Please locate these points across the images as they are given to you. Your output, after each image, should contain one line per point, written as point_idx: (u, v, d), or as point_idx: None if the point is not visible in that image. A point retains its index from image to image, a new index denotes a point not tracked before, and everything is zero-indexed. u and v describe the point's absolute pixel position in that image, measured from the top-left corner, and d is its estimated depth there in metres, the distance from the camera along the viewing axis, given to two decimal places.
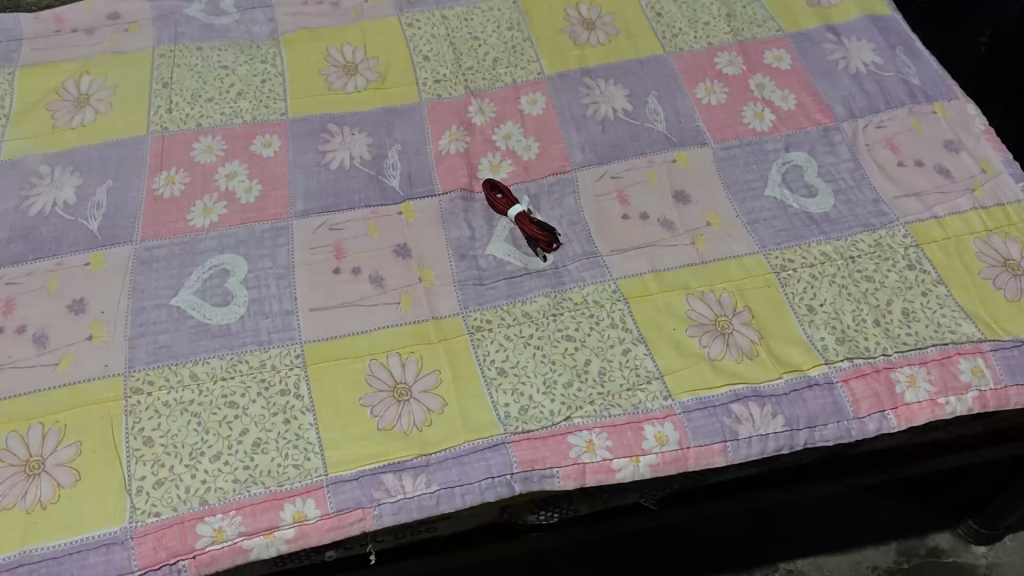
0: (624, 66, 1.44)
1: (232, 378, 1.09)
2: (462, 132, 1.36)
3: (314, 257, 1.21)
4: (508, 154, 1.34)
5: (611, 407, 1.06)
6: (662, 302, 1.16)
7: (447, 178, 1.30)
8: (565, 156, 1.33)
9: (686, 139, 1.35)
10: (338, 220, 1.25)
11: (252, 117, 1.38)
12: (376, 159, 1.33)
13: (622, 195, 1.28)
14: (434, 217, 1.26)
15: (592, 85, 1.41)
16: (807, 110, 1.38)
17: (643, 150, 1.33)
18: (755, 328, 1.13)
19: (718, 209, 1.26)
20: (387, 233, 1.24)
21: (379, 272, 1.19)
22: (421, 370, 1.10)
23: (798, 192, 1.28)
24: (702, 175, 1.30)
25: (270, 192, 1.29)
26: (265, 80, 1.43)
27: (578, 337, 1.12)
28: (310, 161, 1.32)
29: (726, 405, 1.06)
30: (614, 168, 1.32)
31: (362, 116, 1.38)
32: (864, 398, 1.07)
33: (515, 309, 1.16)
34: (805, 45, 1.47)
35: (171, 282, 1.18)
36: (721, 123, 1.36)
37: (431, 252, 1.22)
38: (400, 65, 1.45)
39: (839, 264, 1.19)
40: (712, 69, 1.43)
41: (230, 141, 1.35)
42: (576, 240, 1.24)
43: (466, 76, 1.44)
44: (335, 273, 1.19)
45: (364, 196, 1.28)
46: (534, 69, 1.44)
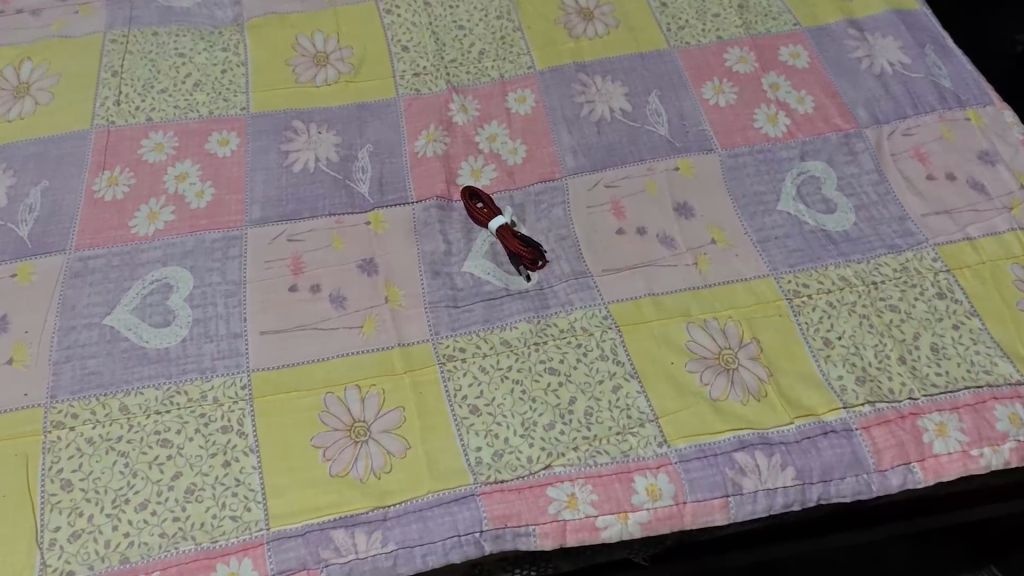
0: (624, 61, 1.30)
1: (168, 413, 0.96)
2: (441, 132, 1.22)
3: (269, 272, 1.08)
4: (491, 157, 1.20)
5: (598, 453, 0.93)
6: (659, 331, 1.02)
7: (423, 183, 1.17)
8: (555, 160, 1.19)
9: (690, 144, 1.21)
10: (298, 228, 1.12)
11: (209, 111, 1.24)
12: (345, 160, 1.19)
13: (618, 206, 1.15)
14: (406, 226, 1.12)
15: (588, 82, 1.28)
16: (825, 114, 1.24)
17: (642, 155, 1.20)
18: (764, 364, 1.00)
19: (725, 224, 1.12)
20: (352, 245, 1.10)
21: (341, 290, 1.06)
22: (383, 406, 0.96)
23: (815, 207, 1.14)
24: (708, 185, 1.16)
25: (224, 197, 1.15)
26: (226, 70, 1.29)
27: (563, 371, 0.99)
28: (270, 161, 1.19)
29: (730, 454, 0.93)
30: (610, 175, 1.18)
31: (332, 112, 1.25)
32: (887, 448, 0.94)
33: (493, 336, 1.02)
34: (825, 41, 1.33)
35: (106, 298, 1.05)
36: (730, 127, 1.23)
37: (401, 267, 1.08)
38: (376, 56, 1.31)
39: (859, 291, 1.06)
40: (722, 66, 1.29)
41: (183, 138, 1.21)
42: (564, 257, 1.10)
43: (448, 69, 1.30)
44: (292, 291, 1.06)
45: (329, 202, 1.15)
46: (523, 62, 1.30)
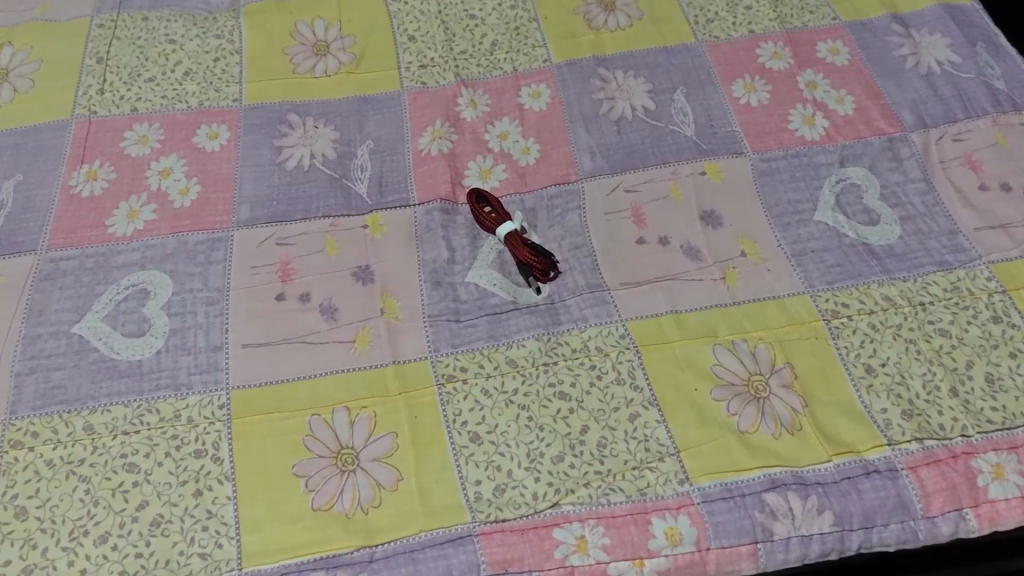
0: (647, 56, 1.20)
1: (136, 434, 0.87)
2: (447, 129, 1.13)
3: (255, 279, 0.98)
4: (501, 157, 1.11)
5: (611, 491, 0.83)
6: (682, 353, 0.92)
7: (426, 184, 1.07)
8: (570, 162, 1.10)
9: (719, 146, 1.11)
10: (289, 231, 1.03)
11: (198, 102, 1.15)
12: (342, 158, 1.10)
13: (639, 212, 1.05)
14: (406, 231, 1.03)
15: (608, 78, 1.18)
16: (867, 116, 1.14)
17: (666, 158, 1.10)
18: (799, 393, 0.90)
19: (757, 235, 1.02)
20: (346, 251, 1.01)
21: (333, 300, 0.97)
22: (374, 431, 0.87)
23: (855, 217, 1.04)
24: (738, 192, 1.06)
25: (210, 195, 1.06)
26: (219, 59, 1.20)
27: (574, 397, 0.89)
28: (262, 157, 1.10)
29: (759, 495, 0.83)
30: (630, 179, 1.08)
31: (330, 106, 1.15)
32: (936, 492, 0.84)
33: (498, 355, 0.93)
34: (867, 37, 1.23)
35: (77, 304, 0.96)
36: (762, 129, 1.12)
37: (399, 276, 0.99)
38: (380, 47, 1.22)
39: (905, 313, 0.95)
40: (754, 63, 1.19)
41: (169, 131, 1.12)
42: (579, 268, 1.00)
43: (458, 61, 1.21)
44: (279, 300, 0.97)
45: (324, 202, 1.05)
46: (539, 55, 1.21)
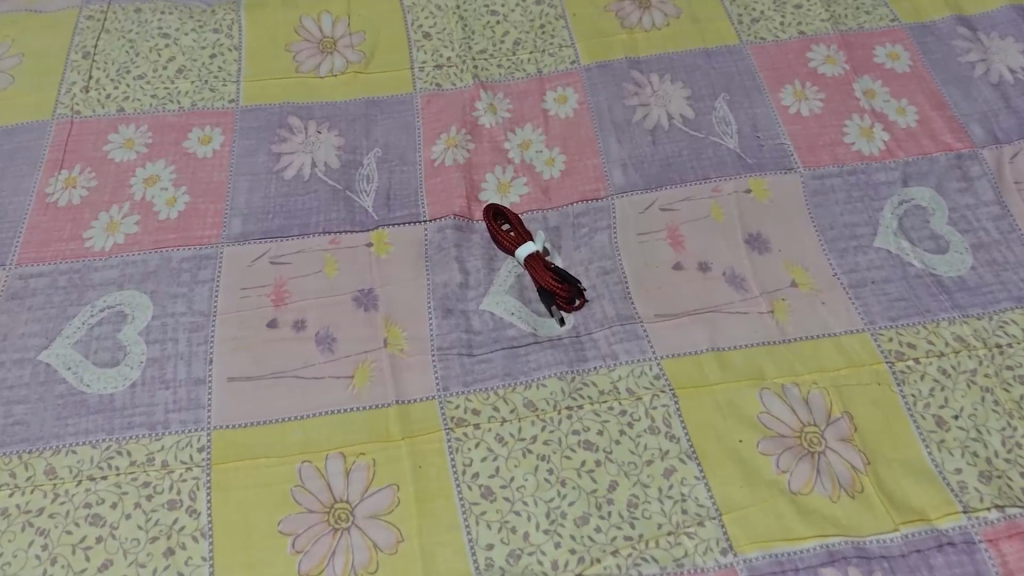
0: (686, 59, 1.09)
1: (103, 480, 0.77)
2: (464, 136, 1.02)
3: (245, 303, 0.88)
4: (523, 169, 0.99)
5: (642, 561, 0.72)
6: (725, 399, 0.81)
7: (438, 198, 0.97)
8: (599, 175, 0.98)
9: (765, 160, 0.99)
10: (285, 249, 0.92)
11: (192, 102, 1.05)
12: (346, 167, 0.99)
13: (676, 234, 0.93)
14: (415, 251, 0.92)
15: (642, 82, 1.07)
16: (932, 129, 1.02)
17: (706, 173, 0.98)
18: (859, 448, 0.78)
19: (809, 262, 0.91)
20: (347, 273, 0.90)
21: (331, 329, 0.86)
22: (372, 484, 0.76)
23: (921, 244, 0.92)
24: (788, 213, 0.95)
25: (200, 206, 0.96)
26: (216, 55, 1.10)
27: (600, 448, 0.78)
28: (258, 165, 0.99)
29: (814, 569, 0.71)
30: (666, 196, 0.97)
31: (335, 109, 1.05)
32: (1021, 569, 0.71)
33: (515, 397, 0.82)
34: (930, 41, 1.11)
35: (45, 327, 0.86)
36: (814, 141, 1.01)
37: (405, 302, 0.88)
38: (391, 45, 1.11)
39: (980, 357, 0.83)
40: (804, 67, 1.08)
41: (158, 134, 1.02)
42: (608, 296, 0.89)
43: (477, 61, 1.10)
44: (270, 328, 0.86)
45: (324, 216, 0.95)
46: (566, 55, 1.10)
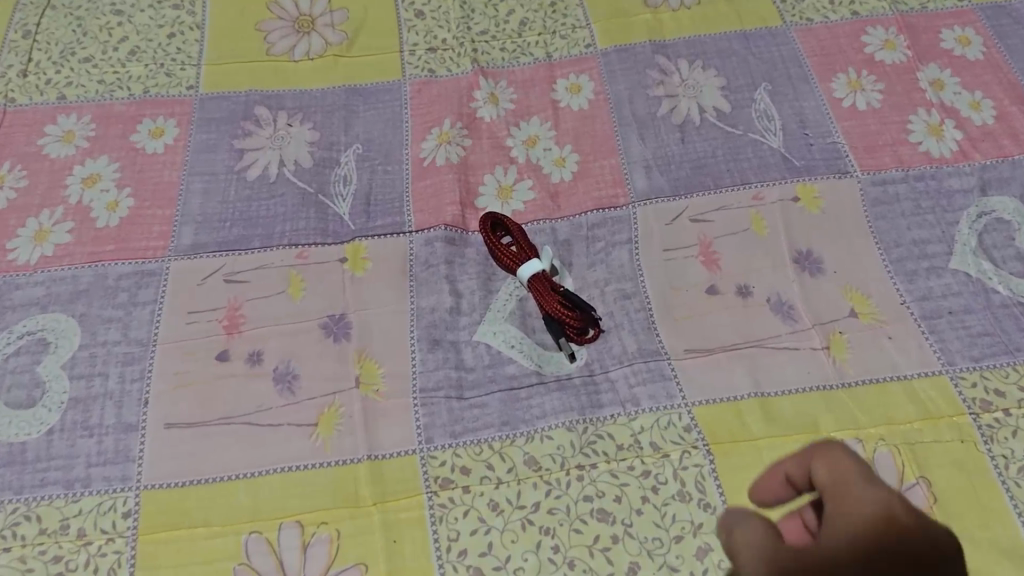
0: (720, 42, 0.94)
1: (4, 554, 0.62)
2: (459, 130, 0.87)
3: (191, 330, 0.73)
4: (528, 170, 0.84)
5: None
6: (772, 458, 0.66)
7: (428, 204, 0.82)
8: (618, 179, 0.83)
9: (815, 162, 0.84)
10: (242, 264, 0.77)
11: (144, 89, 0.90)
12: (320, 166, 0.84)
13: (709, 250, 0.78)
14: (397, 268, 0.77)
15: (669, 70, 0.91)
16: (1013, 127, 0.86)
17: (746, 177, 0.83)
18: (941, 523, 0.63)
19: (870, 287, 0.75)
20: (315, 294, 0.75)
21: (292, 363, 0.71)
22: (334, 562, 0.62)
23: (1006, 265, 0.76)
24: (843, 226, 0.79)
25: (145, 212, 0.81)
26: (175, 35, 0.95)
27: (617, 519, 0.64)
28: (216, 163, 0.84)
29: None
30: (697, 205, 0.81)
31: (311, 97, 0.90)
32: None
33: (514, 452, 0.67)
34: (1006, 24, 0.95)
35: None
36: (873, 140, 0.85)
37: (384, 331, 0.73)
38: (378, 24, 0.96)
39: None
40: (859, 53, 0.92)
41: (102, 126, 0.87)
42: (627, 326, 0.74)
43: (477, 43, 0.94)
44: (220, 361, 0.71)
45: (291, 225, 0.80)
46: (580, 38, 0.94)
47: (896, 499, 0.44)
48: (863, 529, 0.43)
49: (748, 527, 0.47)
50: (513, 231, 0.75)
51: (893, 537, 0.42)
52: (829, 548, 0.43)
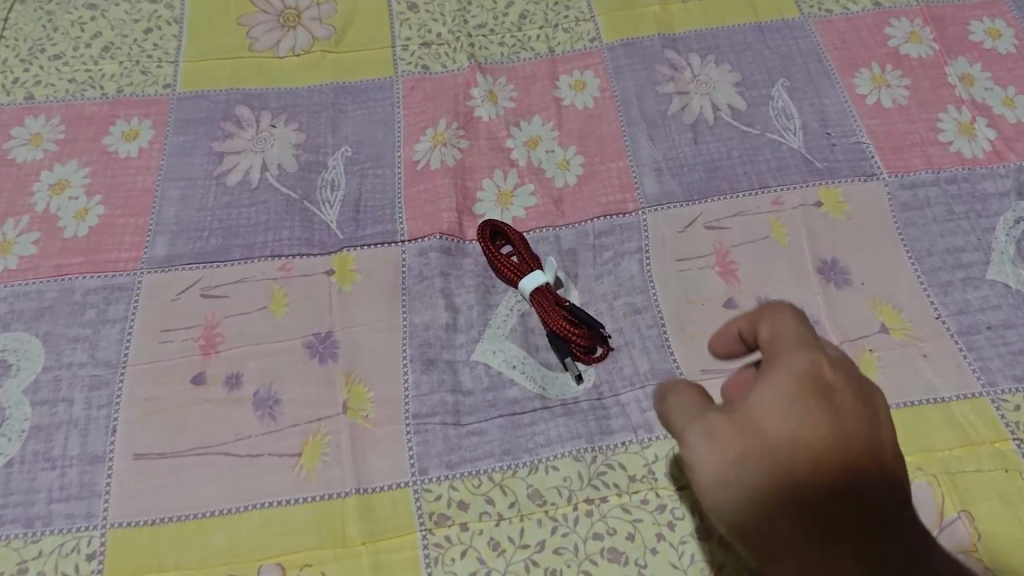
0: (734, 36, 0.88)
1: None
2: (455, 131, 0.81)
3: (165, 350, 0.67)
4: (529, 173, 0.78)
5: None
6: None
7: (422, 211, 0.76)
8: (626, 184, 0.77)
9: (838, 163, 0.78)
10: (221, 277, 0.71)
11: (117, 88, 0.84)
12: (306, 170, 0.78)
13: (726, 260, 0.72)
14: (389, 282, 0.71)
15: (679, 66, 0.85)
16: None
17: (764, 180, 0.77)
18: (987, 563, 0.57)
19: (901, 300, 0.69)
20: (299, 310, 0.69)
21: (273, 387, 0.65)
22: None
23: None
24: (870, 232, 0.73)
25: (117, 221, 0.75)
26: (152, 31, 0.89)
27: (630, 560, 0.58)
28: (194, 167, 0.79)
29: None
30: (712, 211, 0.75)
31: (297, 96, 0.84)
32: None
33: (516, 485, 0.61)
34: None
35: None
36: (900, 140, 0.79)
37: (373, 351, 0.67)
38: (368, 18, 0.90)
39: None
40: (883, 47, 0.86)
41: (72, 128, 0.81)
42: (639, 344, 0.68)
43: (474, 38, 0.88)
44: (195, 385, 0.66)
45: (274, 234, 0.74)
46: (584, 31, 0.88)
47: (829, 362, 0.42)
48: (800, 408, 0.40)
49: (679, 395, 0.44)
50: (515, 240, 0.69)
51: (834, 418, 0.40)
52: (764, 428, 0.40)
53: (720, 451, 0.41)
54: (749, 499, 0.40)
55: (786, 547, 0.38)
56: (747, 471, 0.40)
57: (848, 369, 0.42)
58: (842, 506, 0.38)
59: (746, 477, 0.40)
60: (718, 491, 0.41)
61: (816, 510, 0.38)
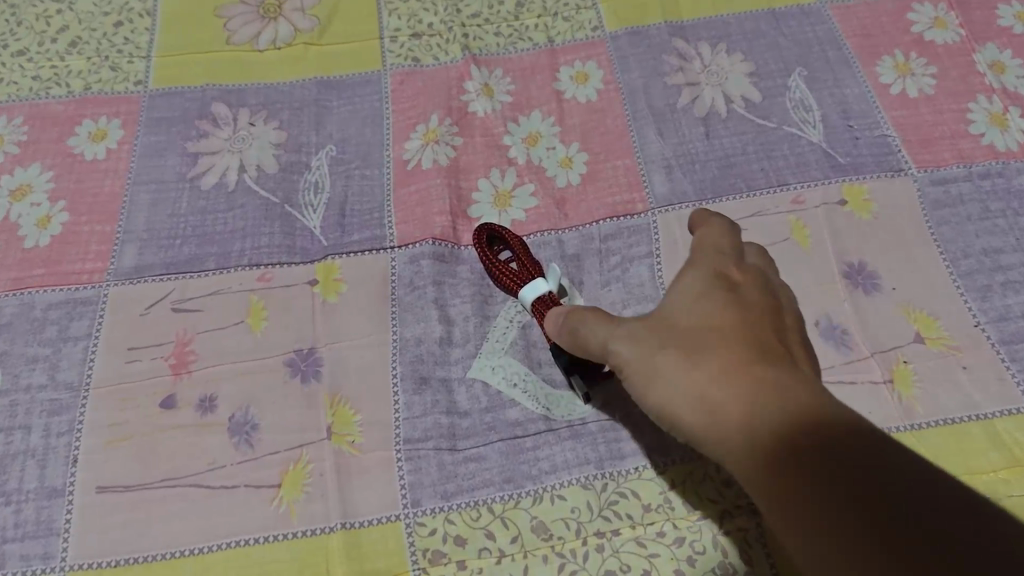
0: (746, 23, 0.82)
1: None
2: (448, 127, 0.75)
3: (132, 370, 0.61)
4: (529, 172, 0.72)
5: None
6: None
7: (413, 214, 0.70)
8: (634, 183, 0.72)
9: (862, 159, 0.72)
10: (194, 289, 0.65)
11: (85, 85, 0.78)
12: (287, 171, 0.72)
13: None
14: (377, 292, 0.65)
15: (688, 56, 0.80)
16: None
17: (782, 178, 0.71)
18: None
19: (936, 306, 0.64)
20: (279, 324, 0.64)
21: (251, 410, 0.60)
22: None
23: None
24: (899, 232, 0.68)
25: (83, 229, 0.69)
26: (122, 23, 0.83)
27: None
28: (167, 170, 0.73)
29: None
30: (728, 211, 0.70)
31: (278, 92, 0.78)
32: None
33: (519, 517, 0.55)
34: None
35: None
36: (928, 133, 0.74)
37: (361, 368, 0.61)
38: (354, 8, 0.84)
39: None
40: (906, 33, 0.80)
41: (35, 128, 0.75)
42: None
43: (468, 28, 0.82)
44: (165, 409, 0.60)
45: (253, 241, 0.68)
46: (586, 19, 0.82)
47: (737, 266, 0.45)
48: (703, 300, 0.43)
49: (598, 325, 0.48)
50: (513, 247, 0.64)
51: (737, 306, 0.42)
52: (672, 319, 0.44)
53: (638, 347, 0.44)
54: (663, 388, 0.42)
55: (709, 435, 0.39)
56: (660, 358, 0.42)
57: (753, 270, 0.45)
58: (754, 387, 0.38)
59: (658, 363, 0.42)
60: (641, 382, 0.43)
61: (730, 396, 0.39)
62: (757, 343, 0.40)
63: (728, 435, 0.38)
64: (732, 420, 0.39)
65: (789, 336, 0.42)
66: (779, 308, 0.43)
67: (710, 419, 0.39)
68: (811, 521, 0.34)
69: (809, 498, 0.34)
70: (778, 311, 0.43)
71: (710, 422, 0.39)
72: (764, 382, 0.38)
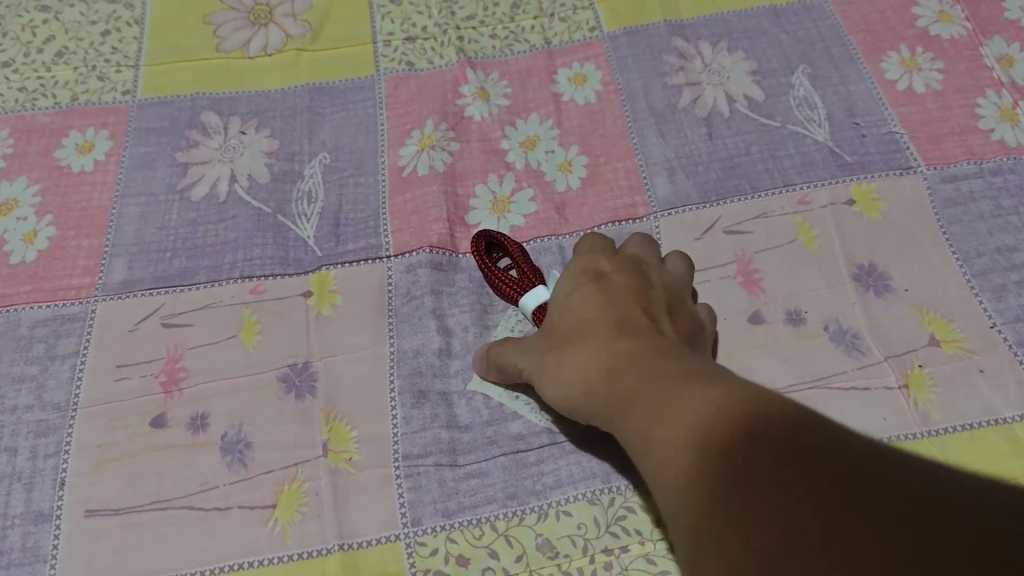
0: (747, 21, 0.80)
1: None
2: (443, 132, 0.73)
3: (122, 388, 0.60)
4: (527, 176, 0.71)
5: None
6: None
7: (409, 222, 0.68)
8: (635, 186, 0.70)
9: (870, 157, 0.70)
10: (185, 303, 0.64)
11: (72, 97, 0.76)
12: (280, 180, 0.71)
13: (750, 268, 0.65)
14: (373, 303, 0.63)
15: (689, 56, 0.78)
16: None
17: (788, 178, 0.69)
18: None
19: (948, 307, 0.62)
20: (273, 338, 0.62)
21: (244, 428, 0.58)
22: None
23: None
24: (910, 232, 0.66)
25: (70, 243, 0.67)
26: (110, 32, 0.81)
27: None
28: (156, 181, 0.71)
29: None
30: (732, 213, 0.68)
31: (270, 100, 0.76)
32: None
33: (523, 534, 0.53)
34: None
35: None
36: (936, 129, 0.72)
37: (357, 383, 0.60)
38: (347, 13, 0.82)
39: None
40: (911, 28, 0.78)
41: (22, 141, 0.74)
42: None
43: (463, 31, 0.81)
44: (156, 428, 0.58)
45: (245, 253, 0.66)
46: (584, 20, 0.81)
47: (604, 258, 0.54)
48: (573, 294, 0.52)
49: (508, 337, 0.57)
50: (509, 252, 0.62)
51: (599, 292, 0.51)
52: (555, 317, 0.52)
53: (533, 355, 0.53)
54: (555, 377, 0.50)
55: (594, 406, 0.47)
56: (549, 356, 0.51)
57: (620, 260, 0.54)
58: (613, 356, 0.46)
59: (548, 361, 0.51)
60: (545, 378, 0.51)
61: (597, 367, 0.47)
62: (611, 322, 0.48)
63: (604, 402, 0.46)
64: (607, 393, 0.46)
65: (654, 306, 0.50)
66: (634, 289, 0.51)
67: (591, 393, 0.47)
68: (675, 467, 0.39)
69: (660, 436, 0.40)
70: (636, 291, 0.50)
71: (590, 396, 0.47)
72: (618, 356, 0.46)
